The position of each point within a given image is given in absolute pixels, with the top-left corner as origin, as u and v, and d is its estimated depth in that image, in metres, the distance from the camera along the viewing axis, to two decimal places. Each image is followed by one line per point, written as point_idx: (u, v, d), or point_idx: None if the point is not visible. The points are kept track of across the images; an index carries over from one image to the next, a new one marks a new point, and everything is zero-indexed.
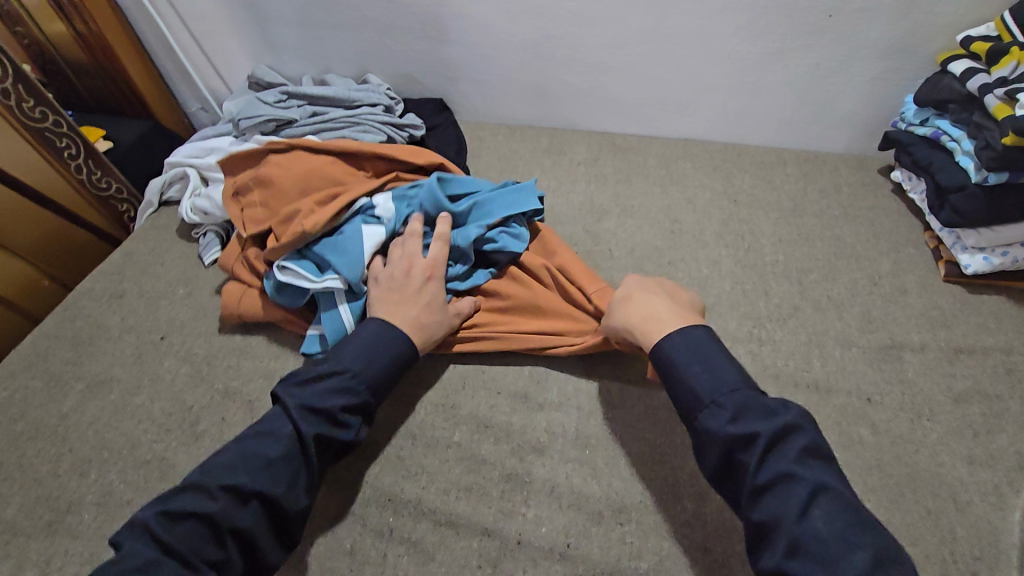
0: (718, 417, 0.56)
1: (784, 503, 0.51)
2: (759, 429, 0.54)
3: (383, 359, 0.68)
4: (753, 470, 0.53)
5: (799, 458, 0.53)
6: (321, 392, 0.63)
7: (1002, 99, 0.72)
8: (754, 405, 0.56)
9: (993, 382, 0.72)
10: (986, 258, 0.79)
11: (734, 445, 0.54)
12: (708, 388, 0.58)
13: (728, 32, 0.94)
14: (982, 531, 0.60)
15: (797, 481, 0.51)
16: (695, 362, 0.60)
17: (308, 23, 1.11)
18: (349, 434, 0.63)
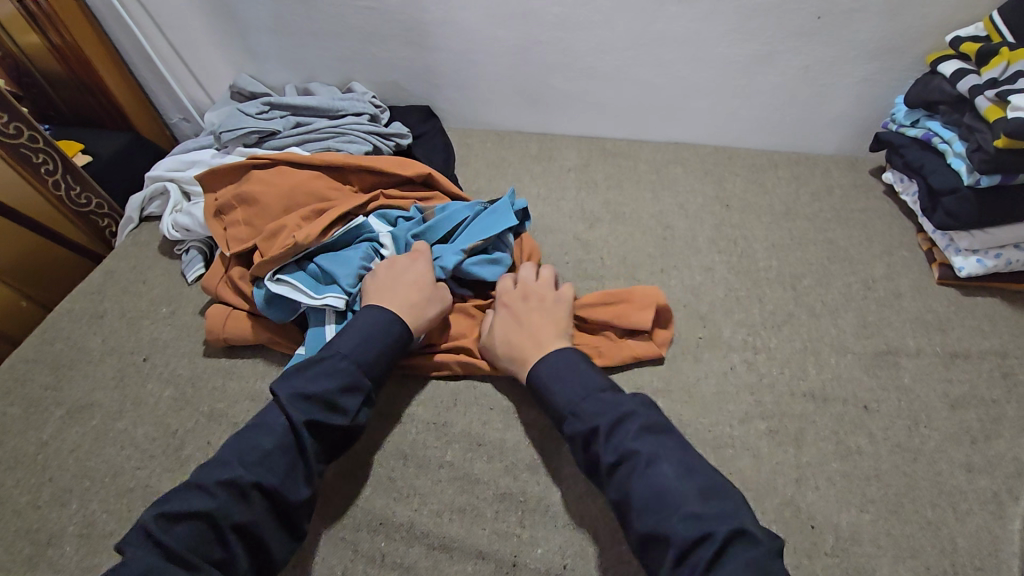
0: (574, 422, 0.59)
1: (636, 476, 0.53)
2: (598, 422, 0.57)
3: (380, 346, 0.67)
4: (606, 457, 0.55)
5: (642, 436, 0.55)
6: (311, 378, 0.62)
7: (993, 101, 0.72)
8: (600, 401, 0.59)
9: (990, 386, 0.71)
10: (980, 261, 0.79)
11: (588, 439, 0.57)
12: (568, 397, 0.61)
13: (716, 35, 0.93)
14: (982, 540, 0.59)
15: (641, 453, 0.54)
16: (562, 377, 0.63)
17: (291, 32, 1.09)
18: (343, 418, 0.62)
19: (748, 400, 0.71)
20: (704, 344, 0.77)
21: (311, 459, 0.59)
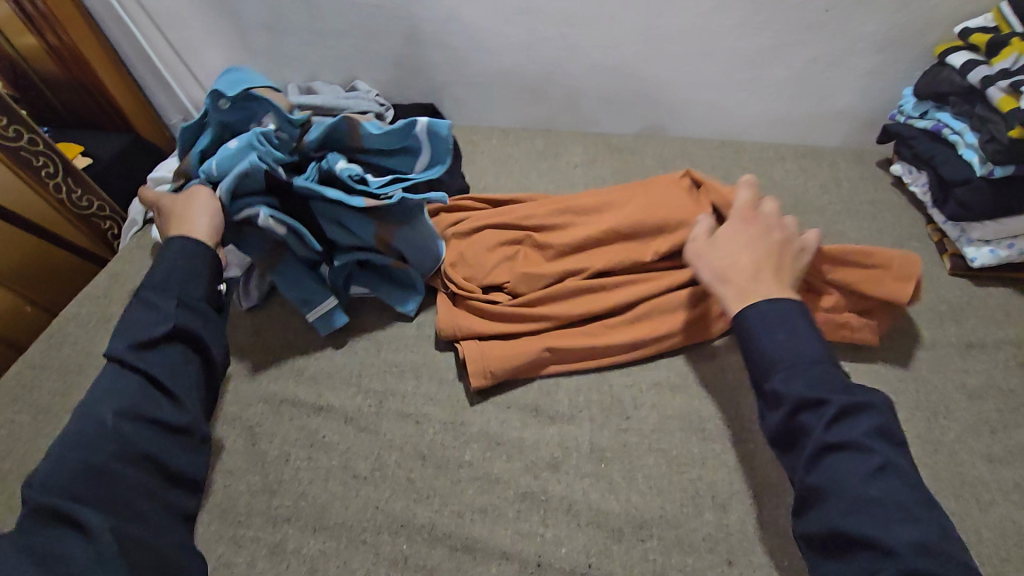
0: (782, 382, 0.49)
1: (847, 471, 0.44)
2: (829, 395, 0.47)
3: (177, 262, 0.61)
4: (819, 437, 0.46)
5: (872, 438, 0.45)
6: (125, 318, 0.57)
7: (1006, 92, 0.72)
8: (822, 375, 0.48)
9: (1006, 376, 0.71)
10: (992, 251, 0.79)
11: (800, 407, 0.47)
12: (782, 353, 0.50)
13: (725, 28, 0.93)
14: (1005, 530, 0.59)
15: (867, 454, 0.44)
16: (779, 327, 0.51)
17: (292, 30, 1.08)
18: (166, 325, 0.56)
19: None
20: (720, 338, 0.77)
21: (166, 380, 0.55)
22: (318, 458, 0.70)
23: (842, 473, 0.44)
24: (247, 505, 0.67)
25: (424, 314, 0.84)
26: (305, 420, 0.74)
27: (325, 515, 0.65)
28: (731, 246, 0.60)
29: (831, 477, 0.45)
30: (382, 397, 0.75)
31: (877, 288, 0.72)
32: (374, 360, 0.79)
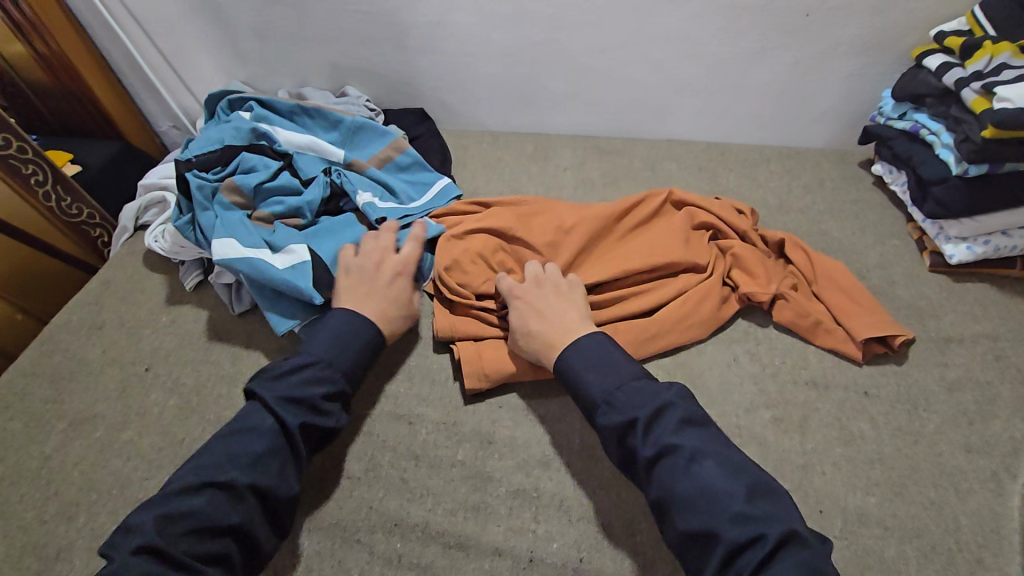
0: (609, 415, 0.59)
1: (672, 473, 0.53)
2: (637, 413, 0.57)
3: (347, 347, 0.68)
4: (644, 451, 0.56)
5: (683, 431, 0.56)
6: (296, 384, 0.63)
7: (979, 93, 0.74)
8: (636, 392, 0.59)
9: (983, 369, 0.73)
10: (969, 248, 0.81)
11: (625, 431, 0.57)
12: (597, 390, 0.61)
13: (708, 34, 0.95)
14: (983, 518, 0.61)
15: (680, 450, 0.54)
16: (591, 368, 0.63)
17: (283, 37, 1.09)
18: (330, 421, 0.64)
19: (752, 390, 0.73)
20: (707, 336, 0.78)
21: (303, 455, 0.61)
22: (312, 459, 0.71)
23: (670, 471, 0.54)
24: None
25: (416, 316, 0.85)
26: None
27: (319, 516, 0.66)
28: (538, 296, 0.72)
29: (666, 484, 0.53)
30: (375, 399, 0.76)
31: (849, 319, 0.75)
32: None
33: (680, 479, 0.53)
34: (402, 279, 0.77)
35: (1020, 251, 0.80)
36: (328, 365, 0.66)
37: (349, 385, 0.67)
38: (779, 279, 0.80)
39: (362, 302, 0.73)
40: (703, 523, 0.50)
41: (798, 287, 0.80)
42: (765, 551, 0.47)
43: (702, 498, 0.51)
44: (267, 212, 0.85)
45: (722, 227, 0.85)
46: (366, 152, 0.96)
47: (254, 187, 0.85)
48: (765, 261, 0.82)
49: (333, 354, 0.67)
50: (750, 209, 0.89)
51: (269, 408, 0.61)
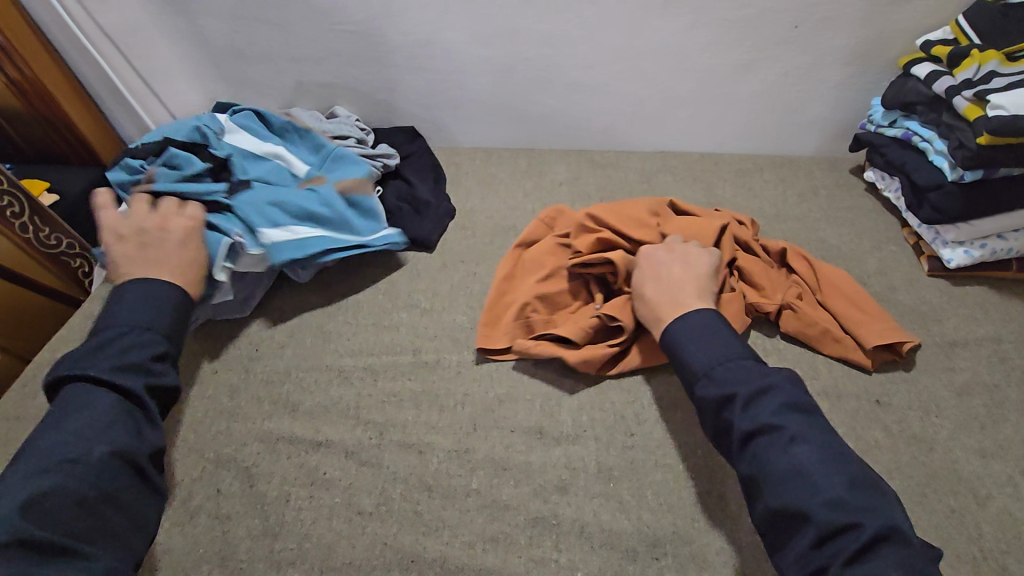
0: (708, 385, 0.58)
1: (769, 451, 0.52)
2: (737, 389, 0.56)
3: (163, 305, 0.64)
4: (740, 426, 0.54)
5: (783, 414, 0.54)
6: (115, 355, 0.57)
7: (972, 101, 0.75)
8: (740, 369, 0.58)
9: (990, 372, 0.73)
10: (967, 252, 0.81)
11: (721, 404, 0.56)
12: (698, 361, 0.60)
13: (699, 46, 0.96)
14: (1005, 524, 0.61)
15: (780, 432, 0.52)
16: (694, 341, 0.62)
17: (268, 58, 1.07)
18: (172, 379, 0.60)
19: None
20: None
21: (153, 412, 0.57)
22: (319, 496, 0.68)
23: (765, 450, 0.52)
24: (247, 551, 0.64)
25: (419, 340, 0.83)
26: (304, 456, 0.72)
27: (331, 556, 0.63)
28: (664, 264, 0.75)
29: (759, 465, 0.52)
30: (382, 428, 0.74)
31: (856, 327, 0.76)
32: (371, 391, 0.78)
33: (776, 458, 0.51)
34: (193, 236, 0.76)
35: (1015, 254, 0.82)
36: (147, 327, 0.61)
37: (175, 344, 0.63)
38: (784, 289, 0.80)
39: (160, 267, 0.69)
40: (793, 503, 0.49)
41: (803, 296, 0.80)
42: (860, 541, 0.46)
43: (794, 480, 0.50)
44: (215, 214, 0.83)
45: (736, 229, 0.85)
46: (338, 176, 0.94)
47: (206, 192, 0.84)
48: (769, 272, 0.82)
49: (146, 315, 0.62)
50: (750, 219, 0.89)
51: (93, 381, 0.55)
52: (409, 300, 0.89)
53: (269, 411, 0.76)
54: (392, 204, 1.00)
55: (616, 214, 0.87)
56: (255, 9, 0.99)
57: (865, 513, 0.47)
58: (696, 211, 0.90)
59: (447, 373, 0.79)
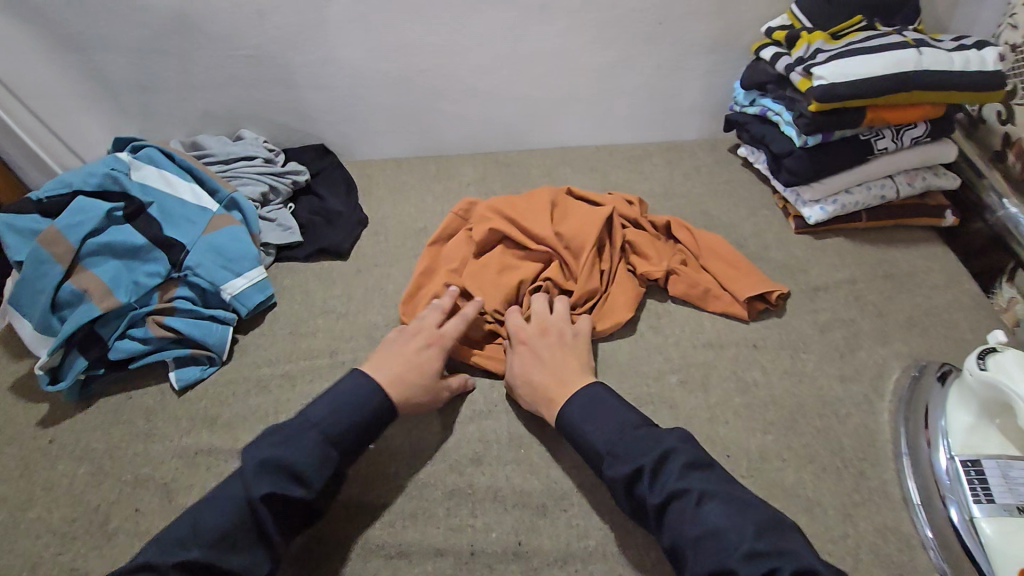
0: (614, 464, 0.60)
1: (682, 517, 0.55)
2: (642, 461, 0.58)
3: (349, 420, 0.63)
4: (652, 498, 0.56)
5: (687, 473, 0.57)
6: (276, 448, 0.59)
7: (803, 75, 0.86)
8: (639, 442, 0.60)
9: (848, 309, 0.83)
10: (822, 208, 0.91)
11: (630, 480, 0.58)
12: (597, 441, 0.62)
13: (579, 47, 1.04)
14: (862, 435, 0.69)
15: (687, 493, 0.55)
16: (588, 417, 0.64)
17: (169, 88, 1.08)
18: (304, 491, 0.58)
19: (658, 359, 0.79)
20: None
21: (274, 532, 0.57)
22: None
23: (680, 515, 0.55)
24: None
25: (336, 342, 0.86)
26: (226, 465, 0.74)
27: None
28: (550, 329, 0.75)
29: (676, 529, 0.54)
30: None
31: (731, 283, 0.84)
32: (290, 395, 0.80)
33: (692, 524, 0.54)
34: (435, 353, 0.73)
35: (862, 206, 0.92)
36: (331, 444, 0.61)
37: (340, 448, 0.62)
38: (667, 258, 0.88)
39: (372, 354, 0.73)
40: (717, 565, 0.51)
41: (683, 262, 0.88)
42: None
43: (709, 540, 0.52)
44: (99, 274, 0.81)
45: (619, 208, 0.92)
46: (214, 237, 0.89)
47: (92, 249, 0.81)
48: (654, 243, 0.90)
49: (335, 428, 0.62)
50: (638, 198, 0.95)
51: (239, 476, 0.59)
52: (325, 306, 0.92)
53: (188, 428, 0.78)
54: (304, 218, 1.03)
55: (521, 206, 0.90)
56: (150, 40, 1.01)
57: (778, 557, 0.51)
58: (590, 195, 0.96)
59: None
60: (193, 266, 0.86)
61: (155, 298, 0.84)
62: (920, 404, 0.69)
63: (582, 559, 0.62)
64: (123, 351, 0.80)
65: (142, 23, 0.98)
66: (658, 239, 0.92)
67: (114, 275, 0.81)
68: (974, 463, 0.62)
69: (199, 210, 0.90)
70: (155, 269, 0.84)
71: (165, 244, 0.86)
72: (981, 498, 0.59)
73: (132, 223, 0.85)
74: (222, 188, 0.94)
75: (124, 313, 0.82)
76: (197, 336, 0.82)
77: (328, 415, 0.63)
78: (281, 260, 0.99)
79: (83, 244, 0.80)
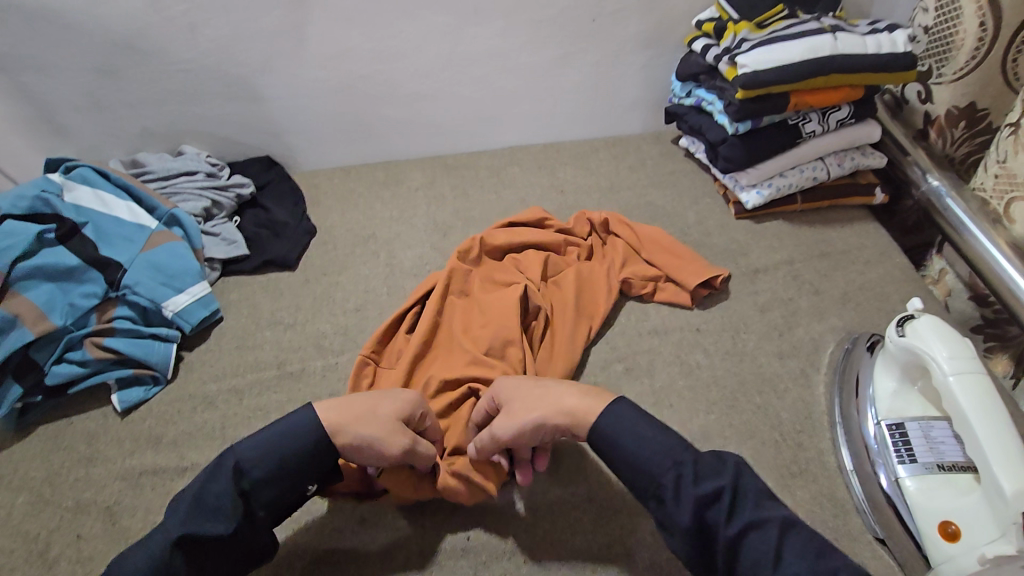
0: (686, 484, 0.51)
1: (765, 549, 0.48)
2: (723, 480, 0.51)
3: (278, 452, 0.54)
4: (728, 528, 0.49)
5: (762, 501, 0.51)
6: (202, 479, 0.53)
7: (730, 64, 0.89)
8: (705, 460, 0.53)
9: (786, 289, 0.86)
10: (758, 192, 0.94)
11: (705, 505, 0.50)
12: (654, 457, 0.53)
13: (516, 47, 1.05)
14: (798, 409, 0.71)
15: (769, 524, 0.49)
16: (643, 428, 0.55)
17: (102, 108, 1.05)
18: (223, 526, 0.51)
19: (604, 349, 0.80)
20: None
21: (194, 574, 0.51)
22: None
23: (759, 547, 0.48)
24: None
25: (285, 353, 0.86)
26: (171, 484, 0.73)
27: None
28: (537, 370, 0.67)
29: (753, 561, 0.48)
30: None
31: (673, 270, 0.85)
32: (237, 409, 0.79)
33: (773, 563, 0.47)
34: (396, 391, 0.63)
35: (796, 188, 0.94)
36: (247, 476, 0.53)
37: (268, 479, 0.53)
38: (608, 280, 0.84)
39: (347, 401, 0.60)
40: None
41: (623, 269, 0.85)
42: None
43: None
44: (31, 298, 0.78)
45: (529, 275, 0.82)
46: (154, 254, 0.87)
47: (24, 272, 0.78)
48: (588, 283, 0.83)
49: (261, 468, 0.53)
50: None
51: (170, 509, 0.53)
52: (273, 318, 0.91)
53: (132, 450, 0.76)
54: (250, 231, 1.02)
55: (462, 281, 0.83)
56: (79, 60, 0.98)
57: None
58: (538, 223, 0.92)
59: (313, 378, 0.82)
60: (130, 284, 0.84)
61: (94, 319, 0.82)
62: (852, 373, 0.72)
63: (530, 550, 0.63)
64: (61, 377, 0.78)
65: (69, 42, 0.96)
66: (607, 235, 0.92)
67: (48, 298, 0.79)
68: (897, 425, 0.64)
69: (136, 228, 0.89)
70: (93, 289, 0.82)
71: (101, 264, 0.84)
72: (904, 459, 0.62)
73: (66, 245, 0.83)
74: (161, 205, 0.93)
75: (61, 337, 0.80)
76: (139, 356, 0.81)
77: (253, 450, 0.54)
78: (228, 274, 0.98)
79: (15, 268, 0.78)
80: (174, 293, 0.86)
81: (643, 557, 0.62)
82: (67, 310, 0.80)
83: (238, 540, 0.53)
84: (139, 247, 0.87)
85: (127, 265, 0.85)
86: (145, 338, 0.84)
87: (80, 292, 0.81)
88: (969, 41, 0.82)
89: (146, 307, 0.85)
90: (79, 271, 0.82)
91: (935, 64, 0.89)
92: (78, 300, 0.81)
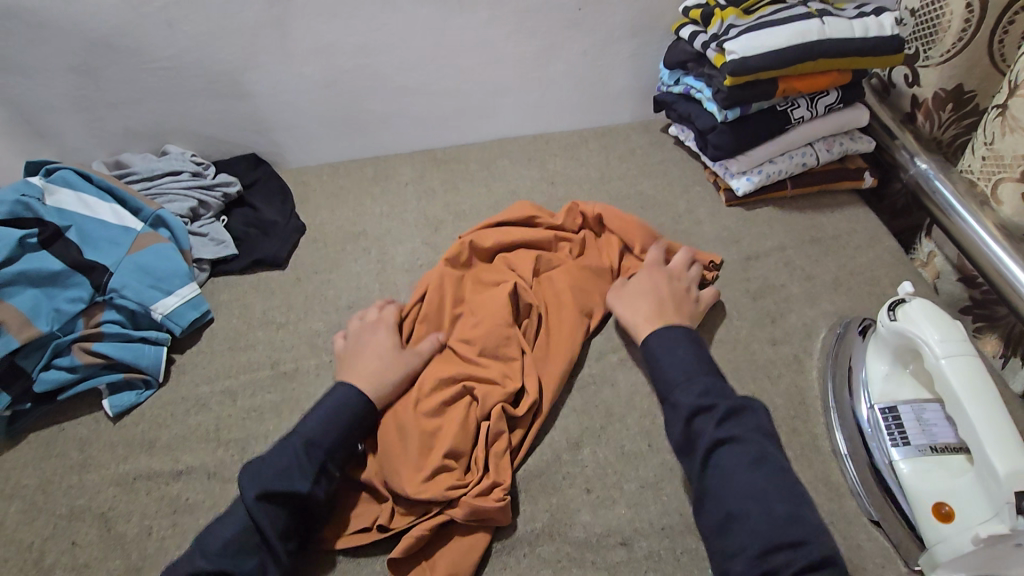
0: (686, 393, 0.62)
1: (732, 460, 0.57)
2: (723, 401, 0.60)
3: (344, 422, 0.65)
4: (711, 434, 0.59)
5: (754, 429, 0.59)
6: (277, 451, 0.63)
7: (718, 51, 0.87)
8: (716, 387, 0.62)
9: (778, 275, 0.86)
10: (749, 179, 0.94)
11: (696, 412, 0.60)
12: (675, 373, 0.64)
13: (503, 38, 1.04)
14: (792, 395, 0.72)
15: (749, 442, 0.57)
16: (674, 351, 0.66)
17: (81, 109, 1.03)
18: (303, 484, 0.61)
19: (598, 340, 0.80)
20: None
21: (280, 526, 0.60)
22: (183, 521, 0.69)
23: (729, 457, 0.57)
24: None
25: (277, 353, 0.85)
26: (167, 488, 0.72)
27: None
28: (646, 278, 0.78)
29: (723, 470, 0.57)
30: (244, 443, 0.75)
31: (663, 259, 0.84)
32: (230, 411, 0.79)
33: (741, 467, 0.56)
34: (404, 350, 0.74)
35: (786, 174, 0.94)
36: (316, 447, 0.63)
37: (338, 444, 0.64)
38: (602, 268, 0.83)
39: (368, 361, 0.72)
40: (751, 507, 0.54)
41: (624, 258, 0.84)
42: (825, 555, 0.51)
43: (750, 488, 0.55)
44: (15, 304, 0.77)
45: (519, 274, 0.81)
46: (141, 257, 0.86)
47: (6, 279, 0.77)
48: (583, 275, 0.81)
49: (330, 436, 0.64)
50: None
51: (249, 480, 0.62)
52: (265, 318, 0.90)
53: (125, 455, 0.75)
54: (238, 230, 1.01)
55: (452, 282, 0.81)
56: (56, 60, 0.96)
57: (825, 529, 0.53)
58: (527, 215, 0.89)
59: (307, 377, 0.82)
60: (117, 288, 0.83)
61: (80, 324, 0.81)
62: (844, 358, 0.72)
63: (528, 543, 0.63)
64: (50, 383, 0.77)
65: (44, 42, 0.94)
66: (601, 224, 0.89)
67: (32, 303, 0.78)
68: (891, 409, 0.64)
69: (121, 231, 0.88)
70: (78, 294, 0.81)
71: (85, 267, 0.82)
72: (898, 442, 0.62)
73: (49, 249, 0.82)
74: (145, 208, 0.91)
75: (47, 343, 0.79)
76: (129, 360, 0.80)
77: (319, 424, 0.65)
78: (216, 275, 0.97)
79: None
80: (163, 295, 0.85)
81: (641, 546, 0.62)
82: (52, 315, 0.79)
83: (309, 500, 0.61)
84: (124, 250, 0.86)
85: (113, 268, 0.84)
86: (134, 341, 0.82)
87: (65, 297, 0.80)
88: (956, 22, 0.82)
89: (133, 310, 0.83)
90: (63, 275, 0.81)
91: (922, 47, 0.89)
92: (63, 305, 0.80)
